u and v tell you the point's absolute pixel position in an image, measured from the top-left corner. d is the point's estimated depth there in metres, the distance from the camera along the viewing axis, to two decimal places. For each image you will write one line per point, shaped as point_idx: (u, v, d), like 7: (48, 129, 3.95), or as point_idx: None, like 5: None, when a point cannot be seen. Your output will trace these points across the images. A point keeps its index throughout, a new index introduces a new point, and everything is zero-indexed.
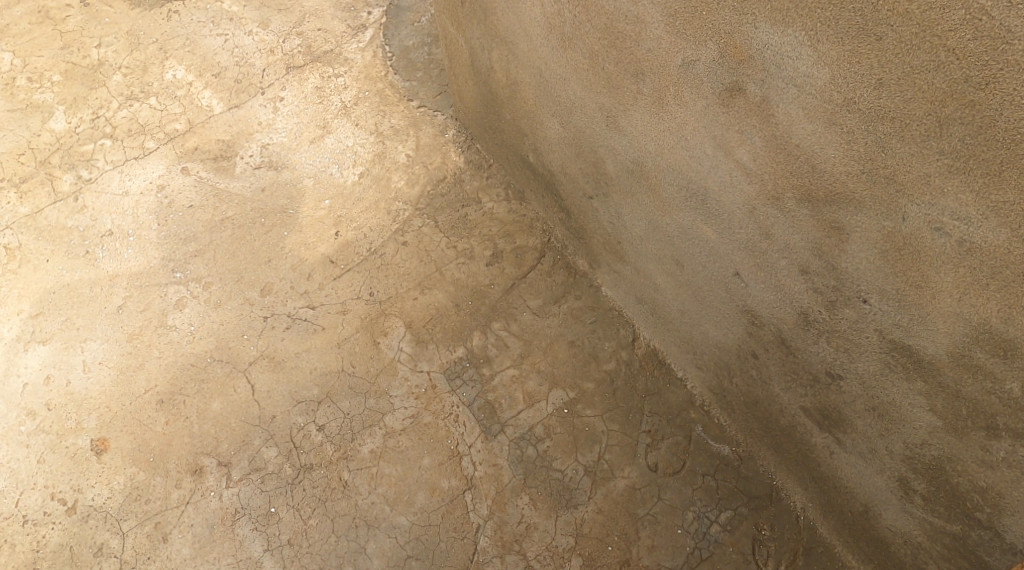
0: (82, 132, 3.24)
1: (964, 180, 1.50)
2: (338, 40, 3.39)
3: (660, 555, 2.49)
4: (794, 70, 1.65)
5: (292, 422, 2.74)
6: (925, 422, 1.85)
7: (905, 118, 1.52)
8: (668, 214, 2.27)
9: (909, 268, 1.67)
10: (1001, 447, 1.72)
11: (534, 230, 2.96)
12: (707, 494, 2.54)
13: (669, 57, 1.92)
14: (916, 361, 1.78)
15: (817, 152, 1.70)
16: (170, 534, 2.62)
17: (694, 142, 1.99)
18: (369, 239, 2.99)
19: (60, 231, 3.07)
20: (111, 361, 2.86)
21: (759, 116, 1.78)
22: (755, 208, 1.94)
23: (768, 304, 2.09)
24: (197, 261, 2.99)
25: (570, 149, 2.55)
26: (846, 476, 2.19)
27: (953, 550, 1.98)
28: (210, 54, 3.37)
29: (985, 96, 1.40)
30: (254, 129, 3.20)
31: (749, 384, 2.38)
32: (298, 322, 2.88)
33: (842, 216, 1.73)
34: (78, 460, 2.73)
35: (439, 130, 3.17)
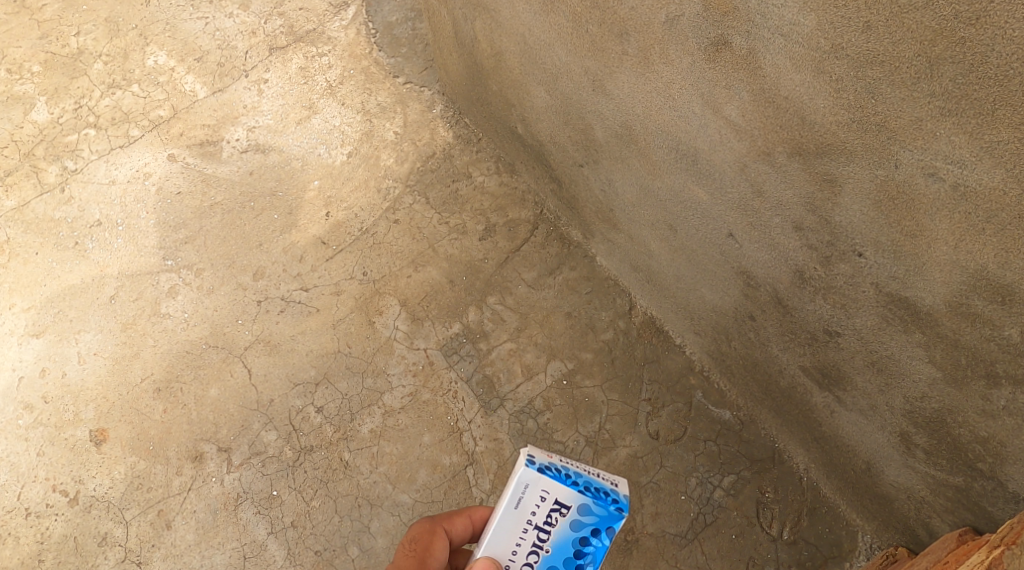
0: (65, 123, 3.20)
1: (957, 122, 1.48)
2: (321, 18, 3.33)
3: (664, 522, 2.49)
4: (779, 19, 1.62)
5: (290, 405, 2.73)
6: (925, 374, 1.83)
7: (894, 62, 1.50)
8: (659, 177, 2.24)
9: (903, 217, 1.65)
10: (1001, 396, 1.70)
11: (526, 202, 2.93)
12: (710, 460, 2.53)
13: (653, 14, 1.88)
14: (913, 312, 1.76)
15: (806, 103, 1.67)
16: (173, 521, 2.62)
17: (682, 100, 1.96)
18: (360, 218, 2.96)
19: (47, 223, 3.04)
20: (105, 352, 2.84)
21: (746, 69, 1.75)
22: (746, 165, 1.91)
23: (763, 264, 2.06)
24: (188, 248, 2.96)
25: (558, 117, 2.51)
26: (848, 435, 2.17)
27: (956, 503, 1.97)
28: (191, 38, 3.32)
29: (976, 32, 1.38)
30: (239, 113, 3.16)
31: (747, 347, 2.35)
32: (292, 305, 2.85)
33: (833, 167, 1.71)
34: (78, 452, 2.72)
35: (427, 106, 3.12)
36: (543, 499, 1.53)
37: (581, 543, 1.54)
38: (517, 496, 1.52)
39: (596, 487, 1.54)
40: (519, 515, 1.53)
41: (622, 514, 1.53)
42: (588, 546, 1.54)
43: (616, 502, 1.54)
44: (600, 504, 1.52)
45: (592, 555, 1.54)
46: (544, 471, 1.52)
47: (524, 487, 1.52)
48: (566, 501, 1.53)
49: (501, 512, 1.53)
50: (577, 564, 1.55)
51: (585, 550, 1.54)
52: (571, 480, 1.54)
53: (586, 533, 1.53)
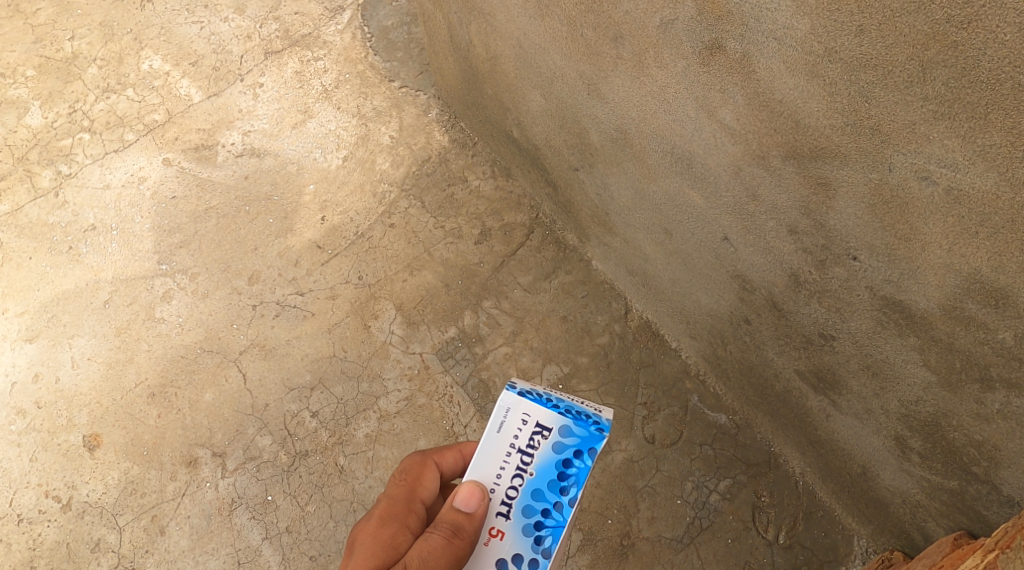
0: (59, 127, 3.20)
1: (950, 125, 1.48)
2: (316, 23, 3.32)
3: (660, 526, 2.49)
4: (772, 23, 1.62)
5: (285, 410, 2.72)
6: (919, 378, 1.82)
7: (887, 65, 1.50)
8: (654, 181, 2.23)
9: (897, 220, 1.65)
10: (995, 399, 1.70)
11: (522, 206, 2.92)
12: (706, 464, 2.53)
13: (647, 17, 1.88)
14: (908, 316, 1.76)
15: (800, 106, 1.67)
16: (167, 527, 2.61)
17: (676, 104, 1.96)
18: (355, 222, 2.95)
19: (41, 228, 3.04)
20: (100, 356, 2.83)
21: (740, 73, 1.75)
22: (741, 169, 1.91)
23: (758, 268, 2.06)
24: (182, 252, 2.95)
25: (553, 121, 2.51)
26: (843, 439, 2.17)
27: (951, 507, 1.97)
28: (186, 43, 3.32)
29: (968, 35, 1.39)
30: (234, 117, 3.16)
31: (743, 350, 2.35)
32: (287, 309, 2.85)
33: (828, 171, 1.71)
34: (71, 457, 2.71)
35: (423, 110, 3.12)
36: (525, 423, 1.63)
37: (564, 466, 1.60)
38: (500, 420, 1.64)
39: (577, 413, 1.66)
40: (503, 438, 1.62)
41: (602, 433, 1.62)
42: (572, 469, 1.60)
43: (596, 424, 1.64)
44: (580, 424, 1.63)
45: (575, 476, 1.59)
46: (525, 395, 1.66)
47: (506, 410, 1.64)
48: (548, 424, 1.63)
49: (487, 435, 1.62)
50: (561, 487, 1.59)
51: (569, 472, 1.60)
52: (552, 405, 1.66)
53: (569, 456, 1.61)
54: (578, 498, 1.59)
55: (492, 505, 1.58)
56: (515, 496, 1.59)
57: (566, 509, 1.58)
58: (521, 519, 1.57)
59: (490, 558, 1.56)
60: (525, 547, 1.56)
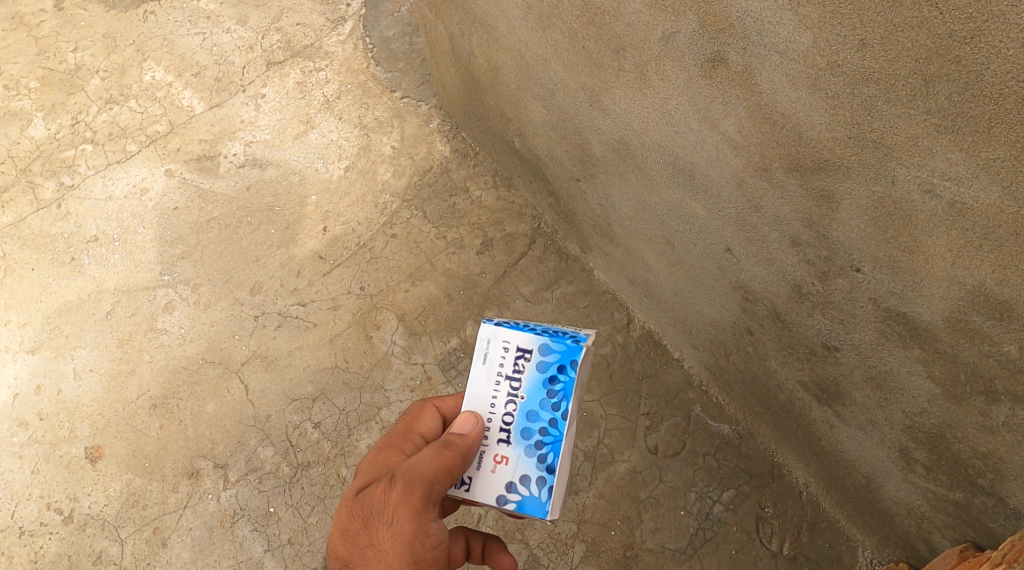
0: (62, 138, 3.20)
1: (953, 139, 1.48)
2: (318, 33, 3.32)
3: (663, 537, 2.48)
4: (774, 36, 1.62)
5: (287, 421, 2.72)
6: (924, 390, 1.82)
7: (889, 79, 1.50)
8: (656, 192, 2.23)
9: (900, 233, 1.65)
10: (1001, 412, 1.70)
11: (523, 216, 2.92)
12: (709, 474, 2.52)
13: (649, 30, 1.88)
14: (911, 328, 1.75)
15: (803, 119, 1.67)
16: (168, 539, 2.61)
17: (678, 116, 1.96)
18: (357, 232, 2.95)
19: (44, 239, 3.04)
20: (102, 368, 2.83)
21: (742, 86, 1.75)
22: (743, 181, 1.90)
23: (761, 279, 2.06)
24: (185, 263, 2.95)
25: (555, 132, 2.51)
26: (847, 450, 2.17)
27: (956, 519, 1.96)
28: (189, 54, 3.32)
29: (971, 50, 1.39)
30: (236, 128, 3.16)
31: (746, 361, 2.35)
32: (289, 320, 2.85)
33: (831, 183, 1.71)
34: (73, 469, 2.71)
35: (424, 120, 3.12)
36: (507, 350, 1.82)
37: (550, 383, 1.80)
38: (484, 351, 1.83)
39: (552, 333, 1.85)
40: (489, 367, 1.82)
41: (579, 344, 1.82)
42: (557, 384, 1.80)
43: (572, 339, 1.84)
44: (556, 341, 1.82)
45: (562, 390, 1.80)
46: (501, 325, 1.84)
47: (488, 342, 1.83)
48: (527, 346, 1.82)
49: (475, 367, 1.82)
50: (552, 403, 1.79)
51: (555, 389, 1.80)
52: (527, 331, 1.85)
53: (552, 373, 1.81)
54: (569, 410, 1.79)
55: (492, 430, 1.79)
56: (512, 420, 1.79)
57: (558, 421, 1.78)
58: (521, 440, 1.78)
59: (500, 481, 1.76)
60: (529, 463, 1.77)
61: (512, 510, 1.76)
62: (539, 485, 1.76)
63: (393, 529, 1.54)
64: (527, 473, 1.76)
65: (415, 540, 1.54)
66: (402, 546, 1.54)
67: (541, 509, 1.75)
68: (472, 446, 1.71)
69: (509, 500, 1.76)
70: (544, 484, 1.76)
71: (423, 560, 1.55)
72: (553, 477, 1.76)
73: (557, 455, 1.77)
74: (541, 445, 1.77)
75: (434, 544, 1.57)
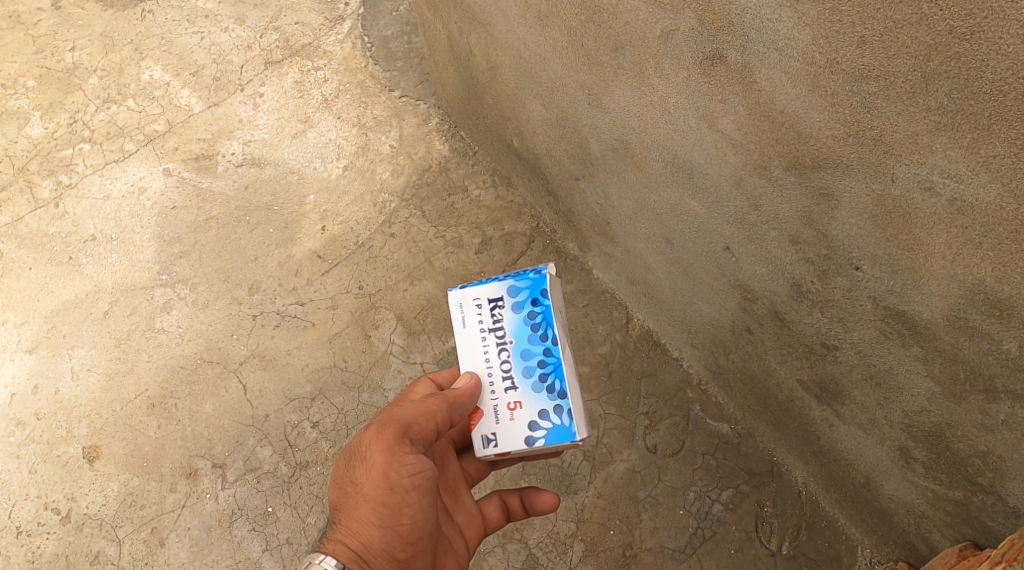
0: (60, 138, 3.20)
1: (953, 136, 1.48)
2: (316, 32, 3.32)
3: (662, 537, 2.48)
4: (773, 34, 1.62)
5: (286, 420, 2.71)
6: (923, 388, 1.81)
7: (889, 76, 1.50)
8: (655, 191, 2.23)
9: (899, 231, 1.65)
10: (1000, 410, 1.69)
11: (522, 215, 2.91)
12: (708, 473, 2.52)
13: (647, 28, 1.88)
14: (911, 326, 1.75)
15: (802, 117, 1.67)
16: (166, 538, 2.60)
17: (677, 114, 1.95)
18: (356, 232, 2.95)
19: (41, 238, 3.03)
20: (99, 367, 2.83)
21: (741, 83, 1.74)
22: (742, 179, 1.90)
23: (760, 277, 2.05)
24: (183, 262, 2.95)
25: (554, 131, 2.51)
26: (846, 449, 2.16)
27: (955, 518, 1.96)
28: (187, 53, 3.31)
29: (971, 46, 1.39)
30: (234, 127, 3.16)
31: (745, 360, 2.34)
32: (287, 319, 2.84)
33: (830, 181, 1.70)
34: (71, 469, 2.70)
35: (423, 119, 3.11)
36: (480, 305, 1.97)
37: (530, 318, 1.95)
38: (461, 316, 1.97)
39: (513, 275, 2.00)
40: (471, 328, 1.96)
41: (541, 273, 1.96)
42: (536, 317, 1.94)
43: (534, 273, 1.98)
44: (520, 279, 1.97)
45: (542, 319, 1.94)
46: (467, 287, 1.99)
47: (461, 305, 1.98)
48: (496, 296, 1.97)
49: (460, 334, 1.97)
50: (538, 336, 1.94)
51: (537, 321, 1.94)
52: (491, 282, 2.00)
53: (529, 310, 1.95)
54: (556, 336, 1.94)
55: (497, 383, 1.93)
56: (510, 366, 1.94)
57: (552, 348, 1.93)
58: (526, 381, 1.92)
59: (522, 424, 1.91)
60: (543, 399, 1.92)
61: (546, 446, 1.91)
62: (559, 413, 1.91)
63: (367, 462, 1.75)
64: (545, 408, 1.91)
65: (387, 469, 1.74)
66: (376, 475, 1.74)
67: (571, 434, 1.90)
68: (472, 400, 1.89)
69: (538, 435, 1.91)
70: (562, 410, 1.91)
71: (400, 487, 1.75)
72: (569, 400, 1.91)
73: (564, 380, 1.91)
74: (547, 379, 1.92)
75: (411, 472, 1.76)
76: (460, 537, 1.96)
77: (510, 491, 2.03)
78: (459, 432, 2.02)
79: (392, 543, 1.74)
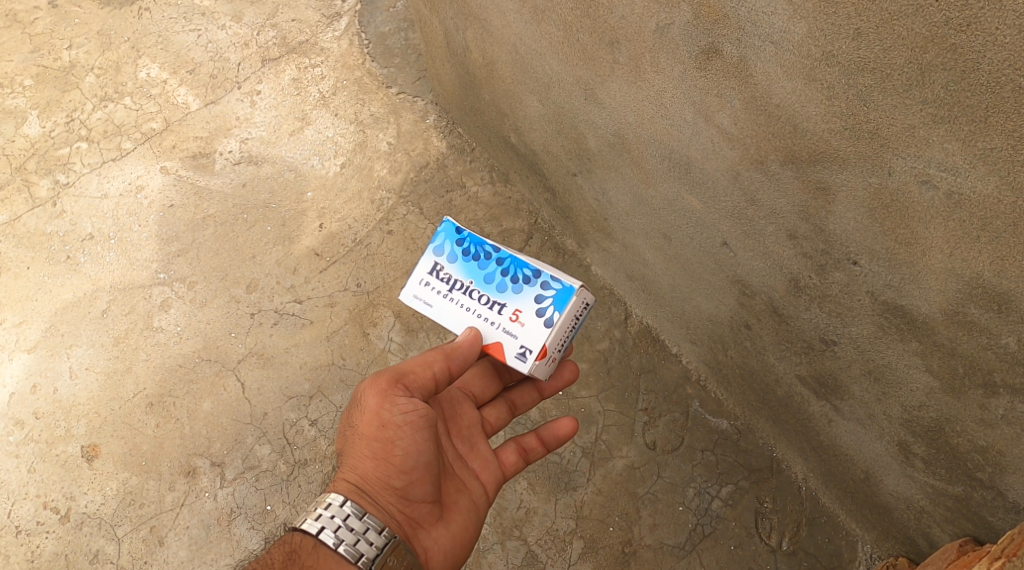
0: (57, 136, 3.19)
1: (950, 129, 1.47)
2: (313, 29, 3.30)
3: (662, 533, 2.47)
4: (769, 27, 1.61)
5: (284, 419, 2.71)
6: (922, 383, 1.80)
7: (885, 69, 1.49)
8: (653, 186, 2.22)
9: (897, 224, 1.64)
10: (999, 405, 1.68)
11: (520, 212, 2.90)
12: (707, 470, 2.51)
13: (643, 22, 1.87)
14: (909, 321, 1.74)
15: (799, 110, 1.66)
16: (166, 537, 2.60)
17: (674, 109, 1.94)
18: (354, 229, 2.94)
19: (39, 237, 3.03)
20: (98, 366, 2.82)
21: (737, 77, 1.73)
22: (739, 174, 1.89)
23: (758, 273, 2.04)
24: (180, 261, 2.94)
25: (550, 126, 2.50)
26: (846, 444, 2.15)
27: (955, 513, 1.95)
28: (184, 51, 3.30)
29: (967, 38, 1.38)
30: (231, 125, 3.15)
31: (744, 355, 2.33)
32: (286, 317, 2.84)
33: (827, 175, 1.69)
34: (69, 468, 2.70)
35: (420, 116, 3.10)
36: (427, 282, 2.03)
37: (464, 255, 2.02)
38: (423, 302, 2.03)
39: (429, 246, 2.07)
40: (438, 302, 2.02)
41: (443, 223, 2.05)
42: (468, 250, 2.01)
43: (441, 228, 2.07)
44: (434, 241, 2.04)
45: (471, 245, 2.02)
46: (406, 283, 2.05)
47: (416, 296, 2.04)
48: (433, 264, 2.04)
49: (434, 314, 2.02)
50: (479, 260, 2.00)
51: (471, 252, 2.01)
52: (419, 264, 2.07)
53: (462, 251, 2.02)
54: (491, 245, 2.01)
55: (491, 317, 1.98)
56: (485, 297, 1.99)
57: (501, 254, 2.00)
58: (508, 293, 1.98)
59: (533, 321, 1.95)
60: (529, 293, 1.97)
61: (565, 313, 1.95)
62: (548, 284, 1.96)
63: (363, 405, 1.93)
64: (537, 294, 1.96)
65: (379, 409, 1.91)
66: (369, 416, 1.91)
67: (572, 288, 1.95)
68: (476, 344, 1.96)
69: (551, 311, 1.95)
70: (549, 280, 1.96)
71: (391, 424, 1.90)
72: (543, 271, 1.97)
73: (527, 265, 1.98)
74: (517, 276, 1.98)
75: (401, 411, 1.91)
76: (477, 480, 2.05)
77: (527, 433, 2.13)
78: (474, 385, 2.15)
79: (389, 475, 1.90)
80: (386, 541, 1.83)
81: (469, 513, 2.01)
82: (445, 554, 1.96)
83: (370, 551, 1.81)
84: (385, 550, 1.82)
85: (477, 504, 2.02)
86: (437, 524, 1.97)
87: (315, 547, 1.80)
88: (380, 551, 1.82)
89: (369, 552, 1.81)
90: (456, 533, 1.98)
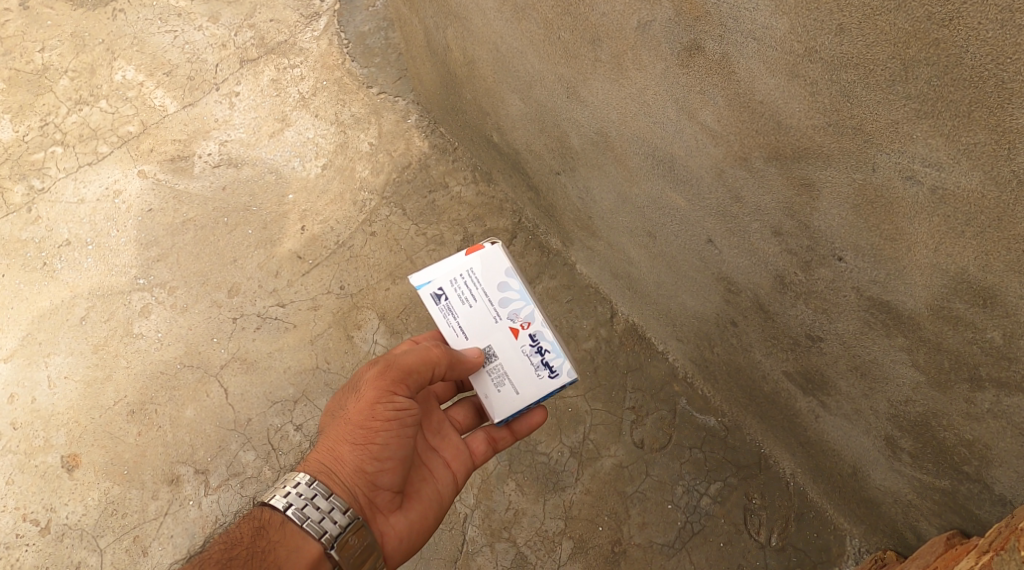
0: (31, 141, 3.14)
1: (933, 124, 1.47)
2: (292, 29, 3.25)
3: (651, 532, 2.47)
4: (751, 23, 1.61)
5: (268, 424, 2.68)
6: (909, 378, 1.79)
7: (868, 64, 1.49)
8: (637, 185, 2.20)
9: (883, 221, 1.63)
10: (985, 399, 1.69)
11: (504, 211, 2.88)
12: (696, 467, 2.50)
13: (624, 19, 1.85)
14: (894, 317, 1.73)
15: (782, 107, 1.65)
16: (149, 547, 2.57)
17: (657, 107, 1.93)
18: (336, 231, 2.91)
19: (14, 244, 2.98)
20: (77, 375, 2.78)
21: (719, 74, 1.72)
22: (723, 171, 1.88)
23: (743, 270, 2.04)
24: (160, 266, 2.90)
25: (533, 125, 2.48)
26: (833, 439, 2.15)
27: (942, 506, 1.95)
28: (160, 52, 3.25)
29: (950, 33, 1.39)
30: (210, 127, 3.11)
31: (730, 352, 2.32)
32: (268, 322, 2.80)
33: (811, 171, 1.68)
34: (49, 478, 2.67)
35: (402, 116, 3.07)
36: None
37: None
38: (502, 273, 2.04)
39: None
40: None
41: None
42: None
43: None
44: None
45: None
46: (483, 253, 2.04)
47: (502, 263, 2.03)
48: None
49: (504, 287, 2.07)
50: None
51: None
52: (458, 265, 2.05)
53: None
54: None
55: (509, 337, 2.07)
56: None
57: None
58: None
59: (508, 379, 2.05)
60: None
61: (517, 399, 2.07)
62: None
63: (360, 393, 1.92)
64: None
65: (375, 402, 1.90)
66: (363, 405, 1.91)
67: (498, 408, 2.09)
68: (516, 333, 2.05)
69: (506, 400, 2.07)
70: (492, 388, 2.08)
71: (382, 417, 1.90)
72: None
73: None
74: None
75: (394, 407, 1.91)
76: (446, 470, 2.06)
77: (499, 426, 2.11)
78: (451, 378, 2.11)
79: (365, 464, 1.90)
80: (349, 521, 1.85)
81: (431, 502, 2.03)
82: (401, 541, 1.99)
83: (333, 530, 1.83)
84: (347, 529, 1.84)
85: (440, 495, 2.05)
86: (397, 511, 1.99)
87: (284, 525, 1.81)
88: (343, 530, 1.84)
89: (333, 530, 1.83)
90: (415, 522, 2.01)
